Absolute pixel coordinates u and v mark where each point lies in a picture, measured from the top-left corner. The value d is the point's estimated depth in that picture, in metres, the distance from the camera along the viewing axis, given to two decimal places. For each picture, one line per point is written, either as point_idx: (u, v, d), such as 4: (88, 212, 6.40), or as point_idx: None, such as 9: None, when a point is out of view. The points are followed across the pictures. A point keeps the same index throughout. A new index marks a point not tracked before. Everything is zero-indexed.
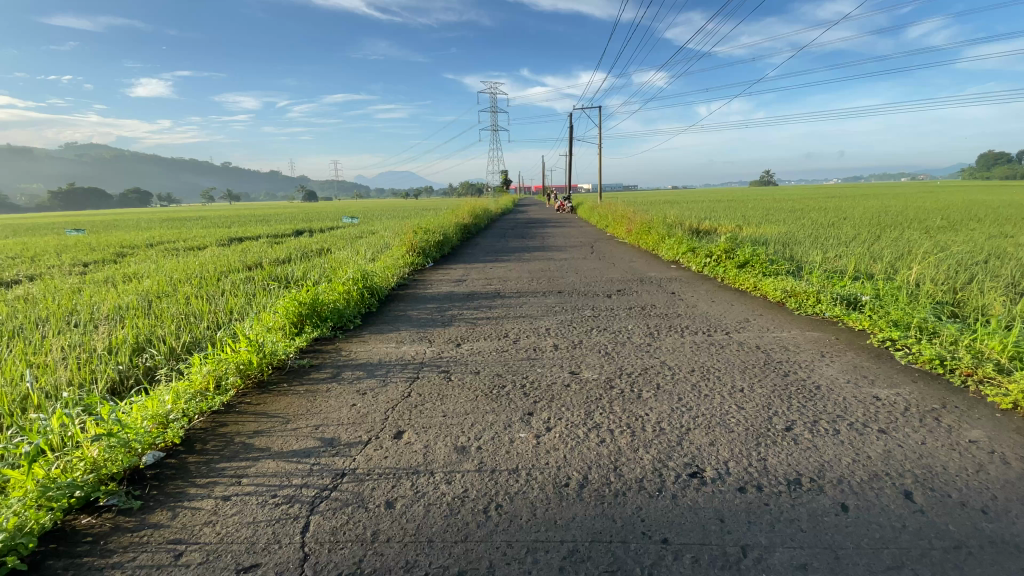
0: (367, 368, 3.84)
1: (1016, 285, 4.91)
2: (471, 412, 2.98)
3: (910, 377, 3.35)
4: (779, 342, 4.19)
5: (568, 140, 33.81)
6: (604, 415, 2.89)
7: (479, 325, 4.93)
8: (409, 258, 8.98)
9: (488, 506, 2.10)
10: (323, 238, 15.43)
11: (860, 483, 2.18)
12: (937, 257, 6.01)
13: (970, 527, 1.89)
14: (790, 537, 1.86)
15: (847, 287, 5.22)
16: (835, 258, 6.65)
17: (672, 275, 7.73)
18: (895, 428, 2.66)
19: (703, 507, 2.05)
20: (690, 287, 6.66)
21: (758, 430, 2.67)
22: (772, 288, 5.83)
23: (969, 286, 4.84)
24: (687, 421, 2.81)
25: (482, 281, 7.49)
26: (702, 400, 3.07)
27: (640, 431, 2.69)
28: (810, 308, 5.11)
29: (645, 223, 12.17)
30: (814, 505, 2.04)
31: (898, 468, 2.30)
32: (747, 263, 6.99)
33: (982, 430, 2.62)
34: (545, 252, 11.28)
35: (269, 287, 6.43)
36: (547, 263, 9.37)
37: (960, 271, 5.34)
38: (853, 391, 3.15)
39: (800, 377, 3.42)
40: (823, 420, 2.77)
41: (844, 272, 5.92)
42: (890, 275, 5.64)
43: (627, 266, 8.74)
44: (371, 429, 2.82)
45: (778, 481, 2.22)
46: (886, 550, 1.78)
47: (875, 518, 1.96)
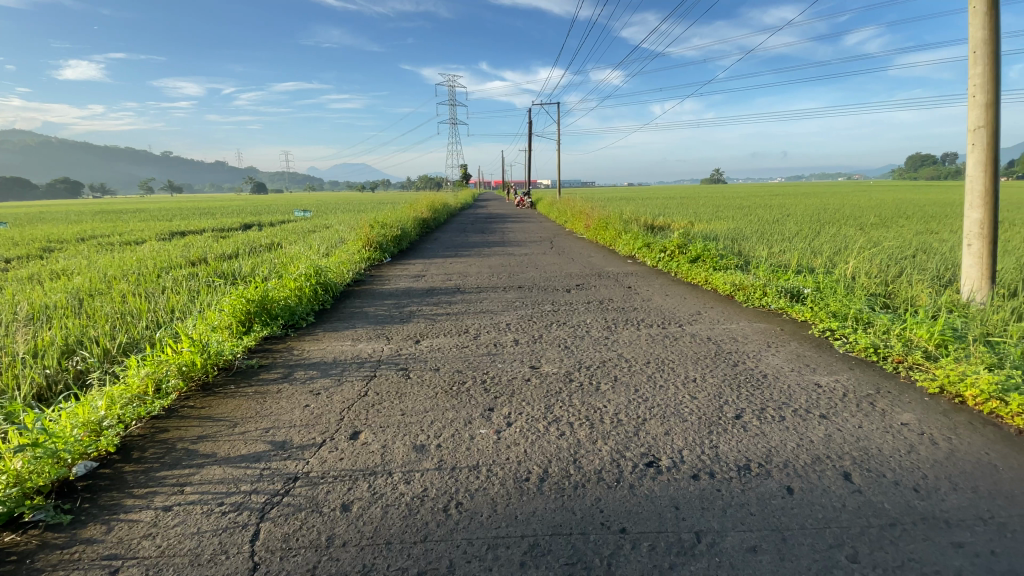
0: (320, 367, 3.71)
1: (940, 277, 5.30)
2: (430, 410, 2.92)
3: (847, 365, 3.56)
4: (729, 334, 4.37)
5: (529, 134, 33.99)
6: (564, 408, 2.92)
7: (439, 322, 4.86)
8: (366, 253, 8.76)
9: (448, 505, 2.07)
10: (274, 231, 14.75)
11: (804, 466, 2.30)
12: (870, 252, 6.42)
13: (904, 504, 2.02)
14: (740, 521, 1.94)
15: (790, 280, 5.49)
16: (781, 254, 6.98)
17: (630, 270, 7.88)
18: (835, 413, 2.83)
19: (659, 495, 2.11)
20: (645, 282, 6.83)
21: (709, 419, 2.77)
22: (722, 281, 6.06)
23: (900, 279, 5.19)
24: (643, 411, 2.87)
25: (441, 276, 7.39)
26: (657, 391, 3.14)
27: (599, 423, 2.73)
28: (756, 299, 5.35)
29: (603, 219, 12.36)
30: (763, 489, 2.14)
31: (838, 451, 2.44)
32: (699, 258, 7.22)
33: (913, 413, 2.82)
34: (505, 246, 11.27)
35: (215, 284, 6.09)
36: (508, 258, 9.38)
37: (891, 266, 5.71)
38: (797, 379, 3.32)
39: (748, 366, 3.57)
40: (770, 407, 2.90)
41: (788, 266, 6.23)
42: (829, 269, 5.98)
43: (584, 262, 8.85)
44: (326, 431, 2.72)
45: (729, 467, 2.31)
46: (829, 530, 1.88)
47: (818, 498, 2.07)
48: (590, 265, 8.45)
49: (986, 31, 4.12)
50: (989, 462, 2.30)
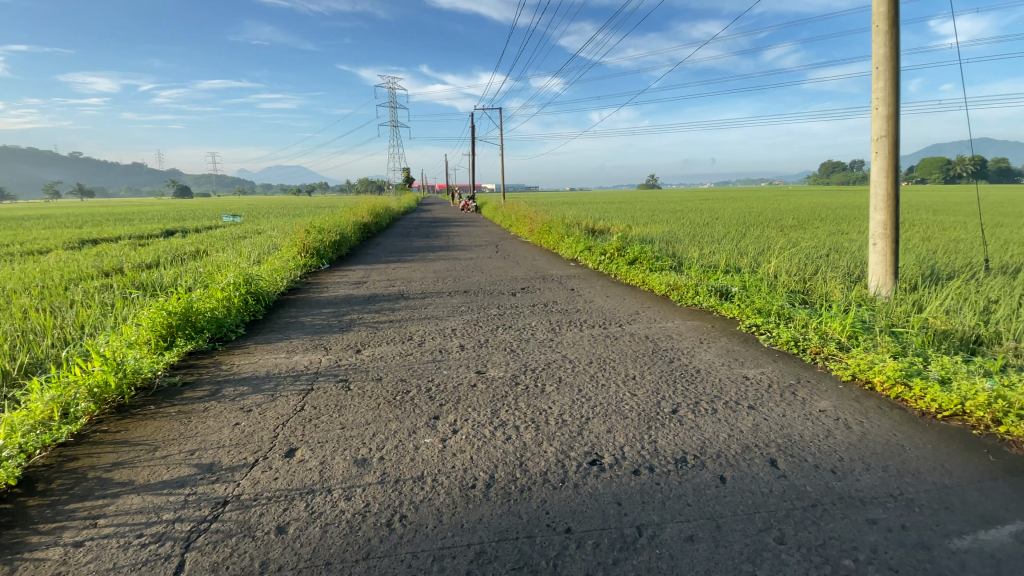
0: (252, 382, 3.50)
1: (849, 274, 5.80)
2: (372, 421, 2.84)
3: (772, 357, 3.82)
4: (666, 332, 4.56)
5: (472, 139, 33.93)
6: (509, 412, 2.92)
7: (380, 329, 4.73)
8: (302, 260, 8.39)
9: (392, 519, 2.01)
10: (200, 238, 13.81)
11: (735, 456, 2.43)
12: (790, 253, 6.93)
13: (824, 485, 2.19)
14: (678, 512, 2.02)
15: (719, 279, 5.81)
16: (712, 255, 7.38)
17: (572, 273, 8.05)
18: (761, 404, 3.02)
19: (602, 493, 2.15)
20: (587, 284, 7.00)
21: (648, 415, 2.87)
22: (658, 282, 6.32)
23: (816, 276, 5.64)
24: (586, 410, 2.93)
25: (383, 282, 7.22)
26: (600, 390, 3.22)
27: (544, 425, 2.76)
28: (689, 298, 5.63)
29: (546, 223, 12.55)
30: (698, 480, 2.24)
31: (765, 439, 2.60)
32: (637, 260, 7.49)
33: (829, 400, 3.06)
34: (449, 251, 11.18)
35: (131, 296, 5.60)
36: (452, 262, 9.30)
37: (808, 264, 6.19)
38: (728, 373, 3.51)
39: (683, 362, 3.74)
40: (703, 401, 3.05)
41: (718, 266, 6.60)
42: (754, 268, 6.39)
43: (528, 265, 8.94)
44: (258, 449, 2.57)
45: (667, 460, 2.40)
46: (758, 514, 2.00)
47: (748, 485, 2.19)
48: (534, 268, 8.54)
49: (887, 48, 4.56)
50: (896, 442, 2.54)
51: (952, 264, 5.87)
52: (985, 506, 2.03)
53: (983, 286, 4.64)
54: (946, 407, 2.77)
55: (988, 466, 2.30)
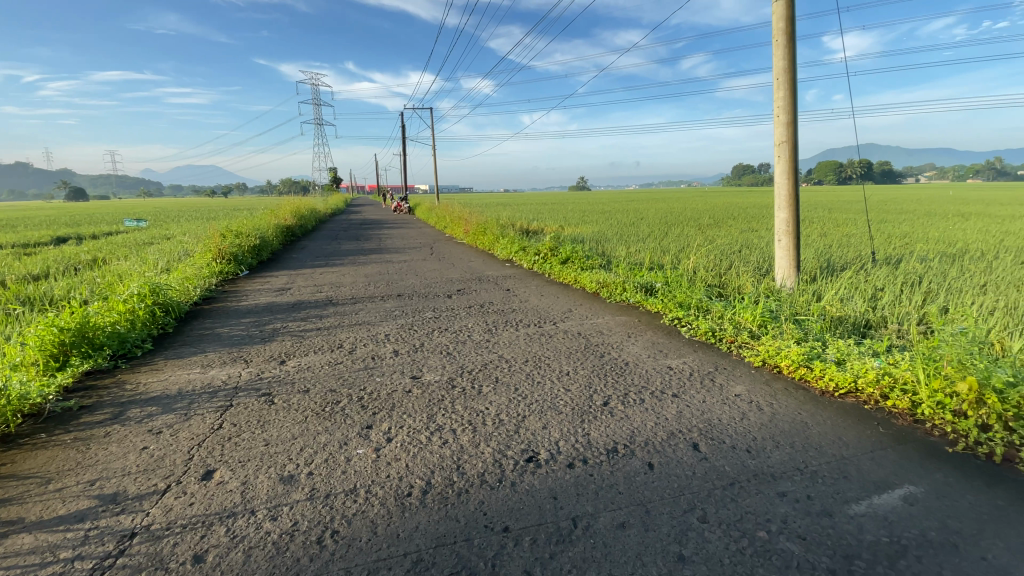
0: (162, 402, 3.21)
1: (759, 268, 6.30)
2: (299, 435, 2.71)
3: (693, 348, 4.07)
4: (597, 328, 4.72)
5: (402, 140, 33.28)
6: (446, 415, 2.90)
7: (308, 338, 4.52)
8: (218, 267, 7.81)
9: (323, 536, 1.92)
10: (97, 245, 12.45)
11: (661, 442, 2.57)
12: (708, 249, 7.42)
13: (741, 464, 2.37)
14: (611, 501, 2.10)
15: (645, 276, 6.10)
16: (638, 253, 7.73)
17: (507, 273, 8.12)
18: (684, 392, 3.21)
19: (539, 489, 2.19)
20: (522, 284, 7.09)
21: (582, 409, 2.96)
22: (589, 280, 6.53)
23: (730, 271, 6.07)
24: (523, 409, 2.97)
25: (310, 289, 6.89)
26: (535, 387, 3.28)
27: (481, 426, 2.76)
28: (618, 295, 5.86)
29: (480, 224, 12.56)
30: (628, 468, 2.34)
31: (688, 425, 2.76)
32: (569, 259, 7.69)
33: (744, 384, 3.31)
34: (381, 254, 10.88)
35: (11, 313, 4.94)
36: (384, 266, 9.07)
37: (724, 260, 6.65)
38: (654, 364, 3.70)
39: (613, 356, 3.90)
40: (632, 392, 3.20)
41: (643, 264, 6.92)
42: (676, 265, 6.77)
43: (463, 266, 8.90)
44: (171, 474, 2.36)
45: (600, 452, 2.49)
46: (683, 496, 2.13)
47: (674, 470, 2.32)
48: (469, 269, 8.52)
49: (785, 61, 5.00)
50: (801, 420, 2.80)
51: (845, 257, 6.55)
52: (877, 473, 2.28)
53: (869, 275, 5.21)
54: (842, 385, 3.09)
55: (878, 436, 2.60)
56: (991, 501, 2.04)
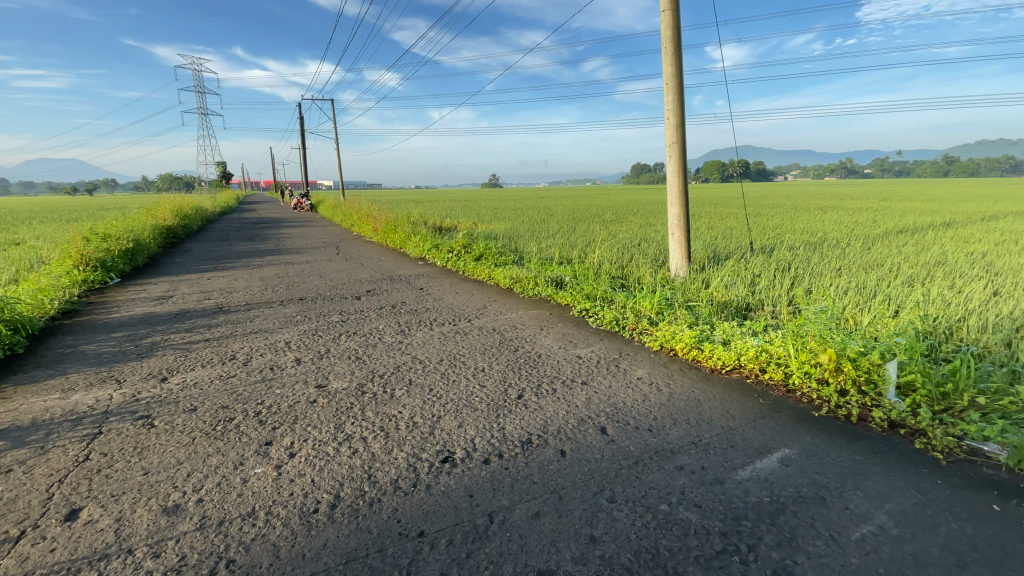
0: (10, 436, 2.73)
1: (657, 259, 6.78)
2: (187, 459, 2.44)
3: (600, 337, 4.28)
4: (510, 322, 4.79)
5: (301, 134, 31.27)
6: (356, 423, 2.77)
7: (196, 351, 4.09)
8: (81, 275, 6.80)
9: (217, 567, 1.75)
10: None
11: (572, 429, 2.66)
12: (611, 243, 7.83)
13: (643, 443, 2.53)
14: (525, 492, 2.14)
15: (555, 270, 6.30)
16: (548, 248, 7.97)
17: (420, 271, 7.97)
18: (593, 379, 3.36)
19: (455, 489, 2.17)
20: (435, 282, 6.99)
21: (497, 404, 2.98)
22: (502, 276, 6.60)
23: (631, 263, 6.46)
24: (437, 409, 2.93)
25: (197, 296, 6.24)
26: (450, 386, 3.25)
27: (394, 431, 2.67)
28: (530, 289, 5.99)
29: (389, 222, 12.17)
30: (542, 457, 2.40)
31: (596, 410, 2.90)
32: (481, 256, 7.71)
33: (645, 368, 3.55)
34: (281, 255, 10.15)
35: None
36: (284, 268, 8.47)
37: (626, 253, 7.06)
38: (564, 355, 3.83)
39: (526, 349, 3.98)
40: (545, 383, 3.28)
41: (553, 259, 7.14)
42: (583, 259, 7.06)
43: (372, 266, 8.57)
44: (24, 519, 2.02)
45: (515, 445, 2.52)
46: (593, 479, 2.23)
47: (584, 454, 2.42)
48: (379, 269, 8.24)
49: (673, 68, 5.39)
50: (694, 397, 3.06)
51: (729, 248, 7.26)
52: (759, 439, 2.55)
53: (749, 263, 5.82)
54: (728, 363, 3.42)
55: (759, 407, 2.91)
56: (848, 456, 2.38)
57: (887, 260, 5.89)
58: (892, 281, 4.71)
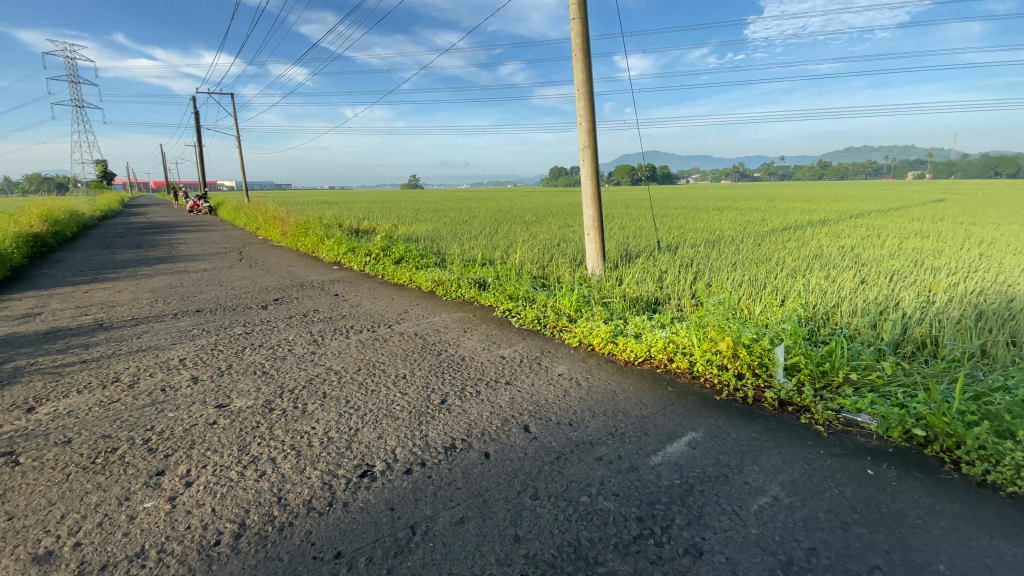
0: None
1: (576, 258, 7.00)
2: (57, 500, 2.12)
3: (522, 336, 4.33)
4: (433, 326, 4.71)
5: (198, 129, 28.62)
6: (264, 444, 2.57)
7: (69, 374, 3.58)
8: None
9: None
10: None
11: (496, 430, 2.66)
12: (532, 244, 7.98)
13: (564, 437, 2.59)
14: (449, 499, 2.10)
15: (477, 271, 6.29)
16: (470, 250, 7.94)
17: (335, 277, 7.59)
18: (515, 378, 3.39)
19: (375, 503, 2.08)
20: (352, 287, 6.70)
21: (418, 411, 2.90)
22: (423, 279, 6.47)
23: (551, 263, 6.62)
24: (355, 421, 2.79)
25: (71, 312, 5.47)
26: (369, 396, 3.11)
27: (307, 448, 2.51)
28: (453, 292, 5.93)
29: (301, 224, 11.49)
30: (465, 462, 2.37)
31: (519, 409, 2.92)
32: (402, 259, 7.51)
33: (566, 364, 3.64)
34: (176, 263, 9.20)
35: None
36: (180, 277, 7.69)
37: (546, 253, 7.22)
38: (487, 356, 3.83)
39: (449, 352, 3.93)
40: (468, 386, 3.25)
41: (475, 260, 7.12)
42: (504, 259, 7.12)
43: (282, 272, 8.02)
44: None
45: (437, 451, 2.47)
46: (517, 478, 2.24)
47: (508, 454, 2.43)
48: (290, 275, 7.74)
49: (583, 74, 5.59)
50: (611, 390, 3.19)
51: (640, 246, 7.69)
52: (669, 425, 2.71)
53: (658, 260, 6.19)
54: (641, 355, 3.60)
55: (669, 395, 3.09)
56: (747, 435, 2.59)
57: (774, 254, 6.55)
58: (779, 273, 5.23)
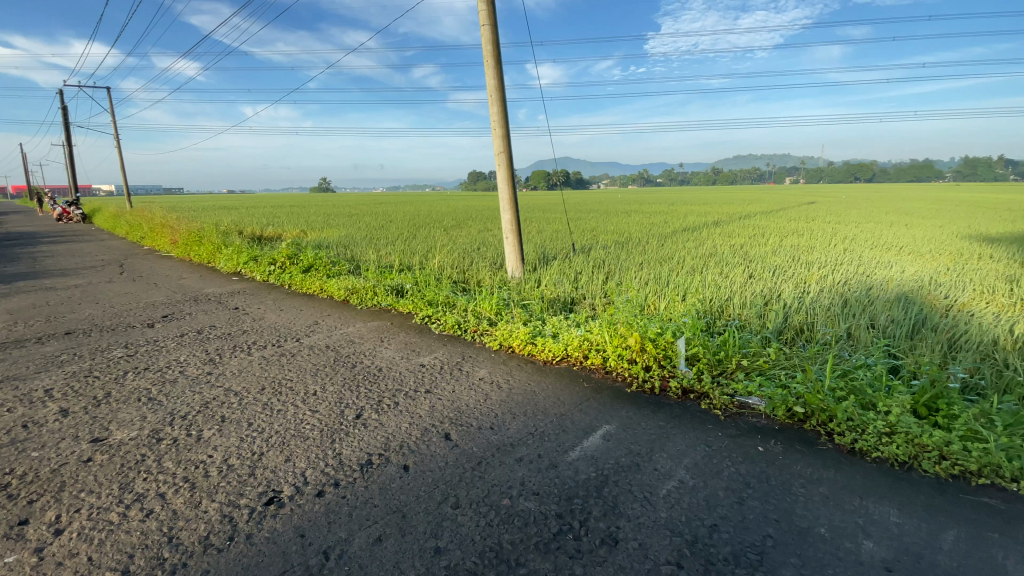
0: None
1: (494, 262, 7.05)
2: None
3: (442, 342, 4.28)
4: (346, 337, 4.51)
5: (66, 126, 25.18)
6: (151, 479, 2.30)
7: None
8: None
9: None
10: None
11: (415, 442, 2.59)
12: (450, 248, 7.92)
13: (485, 442, 2.59)
14: (365, 518, 2.01)
15: (394, 278, 6.12)
16: (386, 256, 7.70)
17: (236, 288, 7.01)
18: (435, 386, 3.33)
19: (282, 532, 1.94)
20: (256, 299, 6.23)
21: (331, 428, 2.76)
22: (336, 287, 6.17)
23: (470, 267, 6.61)
24: (260, 445, 2.59)
25: None
26: (276, 417, 2.91)
27: (204, 479, 2.28)
28: (368, 300, 5.71)
29: (196, 232, 10.49)
30: (383, 477, 2.29)
31: (439, 417, 2.88)
32: (312, 267, 7.12)
33: (486, 368, 3.64)
34: (39, 279, 7.99)
35: None
36: (43, 295, 6.69)
37: (464, 257, 7.19)
38: (406, 365, 3.74)
39: (364, 364, 3.77)
40: (385, 398, 3.15)
41: (391, 266, 6.92)
42: (422, 265, 6.99)
43: (172, 286, 7.26)
44: None
45: (352, 469, 2.36)
46: (437, 488, 2.20)
47: (427, 465, 2.38)
48: (183, 288, 7.03)
49: (495, 80, 5.65)
50: (530, 390, 3.24)
51: (556, 249, 7.92)
52: (585, 420, 2.80)
53: (573, 262, 6.42)
54: (558, 354, 3.70)
55: (584, 391, 3.20)
56: (655, 423, 2.75)
57: (676, 253, 7.04)
58: (680, 271, 5.63)
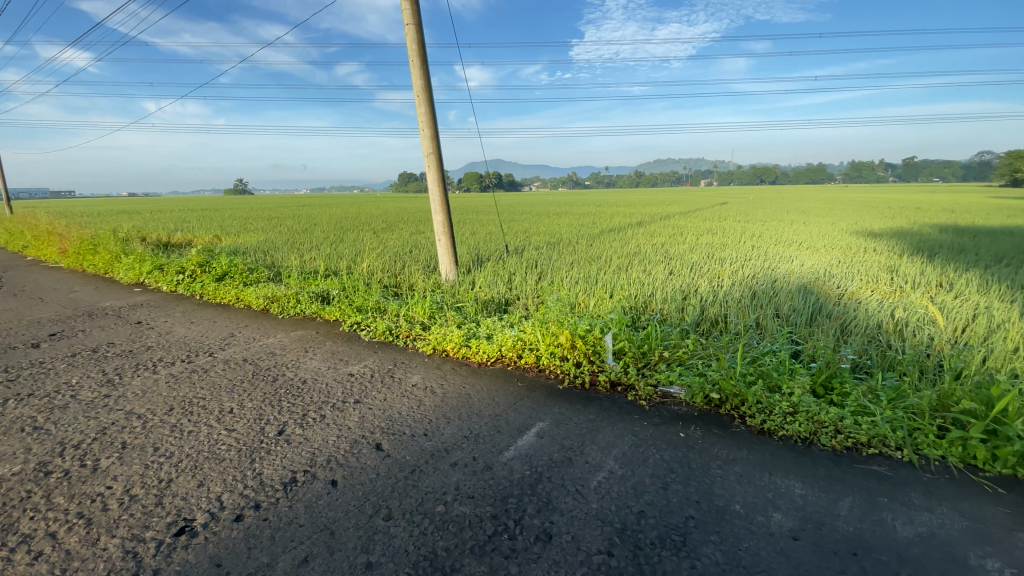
0: None
1: (425, 265, 6.95)
2: None
3: (372, 349, 4.15)
4: (267, 349, 4.26)
5: None
6: (35, 519, 2.04)
7: None
8: None
9: None
10: None
11: (344, 455, 2.50)
12: (380, 252, 7.71)
13: (419, 449, 2.54)
14: (289, 539, 1.91)
15: (319, 284, 5.85)
16: (311, 261, 7.35)
17: (139, 301, 6.39)
18: (365, 395, 3.23)
19: (196, 564, 1.80)
20: (163, 312, 5.71)
21: (251, 447, 2.59)
22: (255, 296, 5.80)
23: (400, 271, 6.47)
24: (169, 471, 2.38)
25: None
26: (187, 439, 2.68)
27: (101, 514, 2.06)
28: (291, 308, 5.42)
29: (89, 240, 9.44)
30: (309, 495, 2.18)
31: (369, 427, 2.79)
32: (227, 275, 6.64)
33: (418, 374, 3.58)
34: None
35: None
36: None
37: (394, 261, 7.02)
38: (333, 375, 3.59)
39: (287, 377, 3.58)
40: (311, 411, 3.00)
41: (316, 272, 6.62)
42: (350, 270, 6.75)
43: (60, 300, 6.48)
44: None
45: (275, 489, 2.23)
46: (368, 501, 2.13)
47: (357, 478, 2.30)
48: (74, 303, 6.30)
49: (422, 81, 5.57)
50: (464, 393, 3.23)
51: (488, 250, 7.94)
52: (519, 419, 2.84)
53: (505, 263, 6.47)
54: (491, 356, 3.71)
55: (518, 390, 3.24)
56: (586, 418, 2.84)
57: (604, 253, 7.31)
58: (607, 270, 5.85)
